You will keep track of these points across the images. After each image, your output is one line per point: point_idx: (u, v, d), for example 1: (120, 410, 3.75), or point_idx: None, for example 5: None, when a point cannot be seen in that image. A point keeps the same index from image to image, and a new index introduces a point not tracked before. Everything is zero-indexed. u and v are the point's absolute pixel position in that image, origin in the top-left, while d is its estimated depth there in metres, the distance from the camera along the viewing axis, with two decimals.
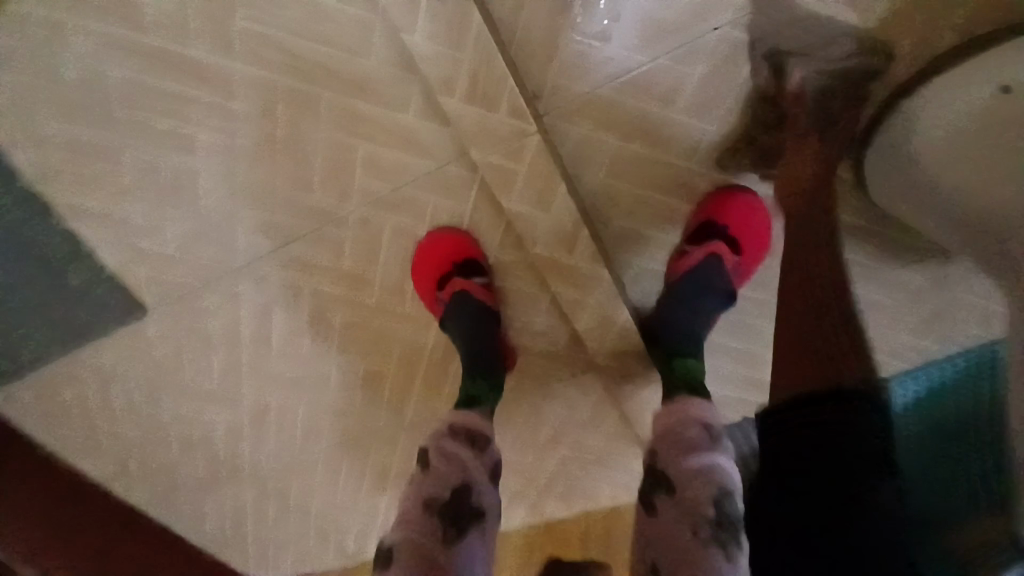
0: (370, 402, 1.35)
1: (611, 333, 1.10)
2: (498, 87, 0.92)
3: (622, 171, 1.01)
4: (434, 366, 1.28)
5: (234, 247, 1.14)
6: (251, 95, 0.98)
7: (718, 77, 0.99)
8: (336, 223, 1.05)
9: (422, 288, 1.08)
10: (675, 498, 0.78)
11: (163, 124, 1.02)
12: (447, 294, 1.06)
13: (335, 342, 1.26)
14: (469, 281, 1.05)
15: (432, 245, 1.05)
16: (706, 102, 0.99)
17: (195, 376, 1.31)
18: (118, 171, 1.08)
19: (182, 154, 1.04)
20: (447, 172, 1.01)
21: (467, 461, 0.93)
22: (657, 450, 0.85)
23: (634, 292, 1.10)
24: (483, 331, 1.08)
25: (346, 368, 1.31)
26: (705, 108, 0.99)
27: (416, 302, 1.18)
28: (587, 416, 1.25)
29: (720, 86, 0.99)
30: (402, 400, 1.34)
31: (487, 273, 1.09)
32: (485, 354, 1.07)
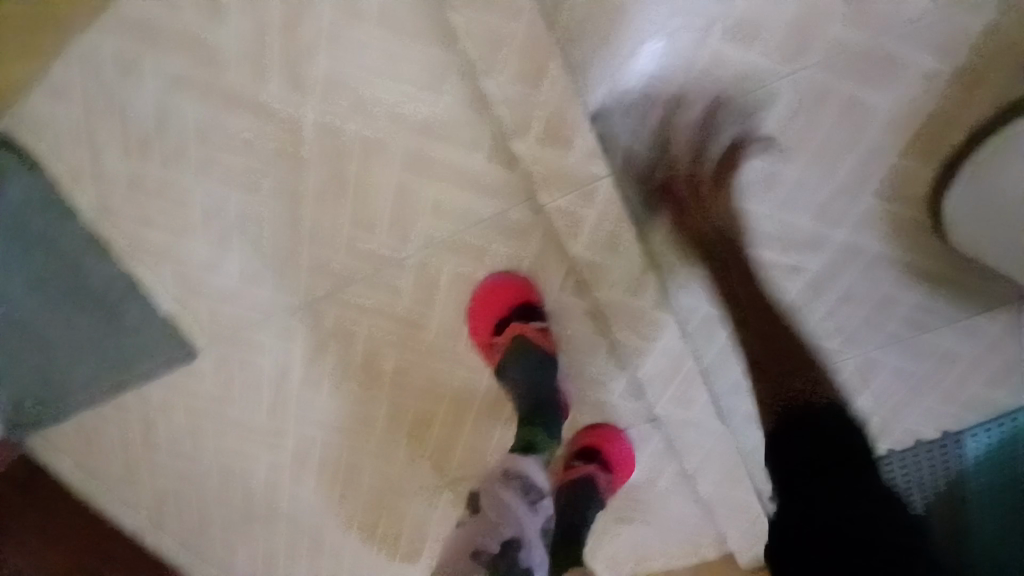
0: (415, 448, 1.31)
1: (671, 380, 1.09)
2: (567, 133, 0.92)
3: (690, 218, 0.99)
4: (483, 414, 1.24)
5: (290, 288, 1.13)
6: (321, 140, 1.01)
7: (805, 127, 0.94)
8: (395, 266, 1.06)
9: (478, 327, 1.07)
10: None
11: (234, 166, 1.04)
12: (504, 338, 1.05)
13: (384, 384, 1.24)
14: (525, 328, 1.04)
15: (490, 289, 1.04)
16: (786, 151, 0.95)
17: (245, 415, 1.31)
18: (184, 209, 1.10)
19: (247, 194, 1.05)
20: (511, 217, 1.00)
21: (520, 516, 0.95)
22: None
23: (695, 336, 1.06)
24: (539, 375, 1.06)
25: (394, 412, 1.27)
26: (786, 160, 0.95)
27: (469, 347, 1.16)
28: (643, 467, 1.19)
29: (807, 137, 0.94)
30: (450, 447, 1.30)
31: (544, 318, 1.07)
32: (542, 396, 1.05)
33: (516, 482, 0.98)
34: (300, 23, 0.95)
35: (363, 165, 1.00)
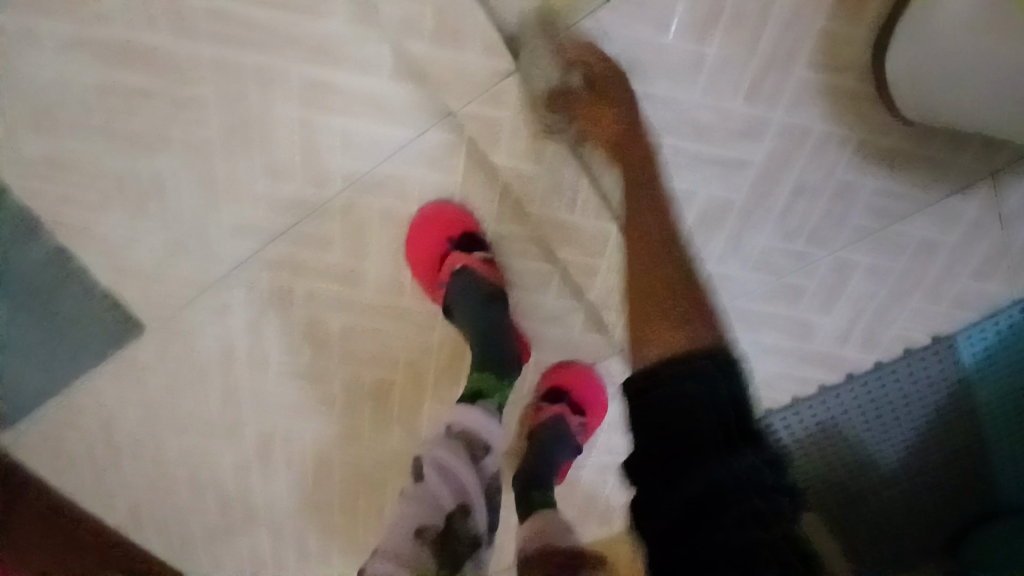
0: (380, 418, 1.18)
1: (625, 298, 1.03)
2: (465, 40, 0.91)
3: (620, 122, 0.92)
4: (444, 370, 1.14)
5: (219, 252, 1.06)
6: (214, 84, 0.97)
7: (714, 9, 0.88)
8: (323, 214, 1.01)
9: (418, 264, 1.03)
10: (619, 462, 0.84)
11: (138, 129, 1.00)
12: (446, 272, 1.00)
13: (334, 351, 1.13)
14: (468, 256, 0.99)
15: (424, 222, 1.00)
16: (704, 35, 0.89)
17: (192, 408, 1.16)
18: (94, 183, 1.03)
19: (153, 158, 1.01)
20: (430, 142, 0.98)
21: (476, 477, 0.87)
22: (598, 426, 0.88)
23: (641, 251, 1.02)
24: (485, 308, 0.99)
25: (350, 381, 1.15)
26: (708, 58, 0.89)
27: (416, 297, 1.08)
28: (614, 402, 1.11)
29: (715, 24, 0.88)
30: (417, 413, 1.18)
31: (488, 249, 1.02)
32: (489, 332, 0.99)
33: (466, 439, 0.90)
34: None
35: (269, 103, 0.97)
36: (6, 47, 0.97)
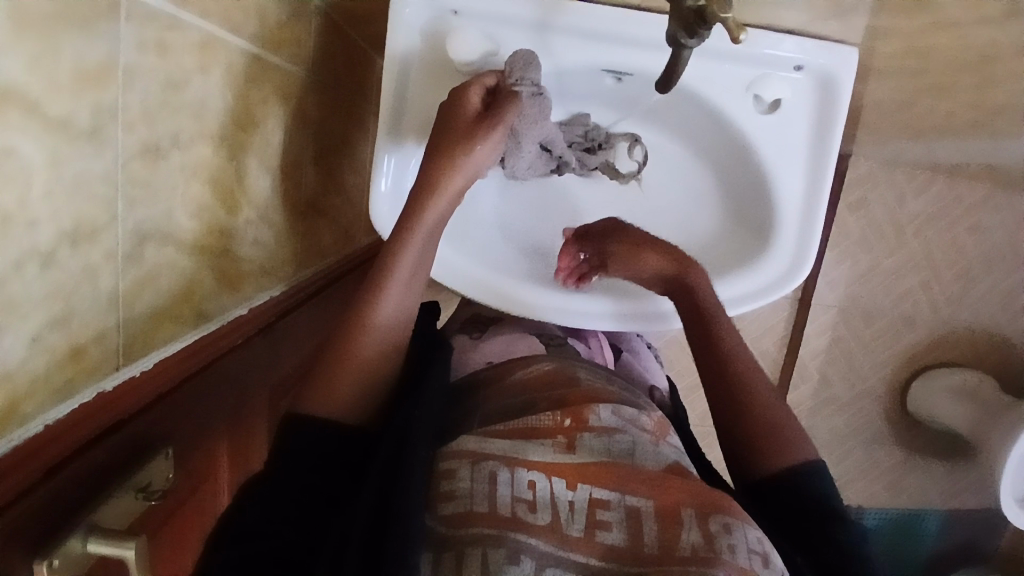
0: (347, 529, 0.44)
1: None
2: (588, 147, 0.70)
3: None
4: (459, 458, 0.46)
5: None
6: (253, 279, 0.66)
7: (941, 51, 0.62)
8: None
9: (438, 406, 0.56)
10: (597, 367, 0.63)
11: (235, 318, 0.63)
12: (481, 389, 0.59)
13: (265, 517, 0.47)
14: (502, 375, 0.59)
15: None
16: (938, 56, 0.63)
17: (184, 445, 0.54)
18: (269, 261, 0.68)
19: None
20: (543, 265, 0.74)
21: (422, 212, 0.59)
22: (525, 339, 0.71)
23: None
24: (545, 332, 0.74)
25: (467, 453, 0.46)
26: (915, 46, 0.61)
27: (466, 396, 0.59)
28: (633, 444, 0.48)
29: (889, 55, 0.66)
30: (349, 541, 0.43)
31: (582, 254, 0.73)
32: (518, 380, 0.57)
33: (507, 104, 0.59)
34: (169, 305, 0.51)
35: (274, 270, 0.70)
36: (216, 243, 0.56)
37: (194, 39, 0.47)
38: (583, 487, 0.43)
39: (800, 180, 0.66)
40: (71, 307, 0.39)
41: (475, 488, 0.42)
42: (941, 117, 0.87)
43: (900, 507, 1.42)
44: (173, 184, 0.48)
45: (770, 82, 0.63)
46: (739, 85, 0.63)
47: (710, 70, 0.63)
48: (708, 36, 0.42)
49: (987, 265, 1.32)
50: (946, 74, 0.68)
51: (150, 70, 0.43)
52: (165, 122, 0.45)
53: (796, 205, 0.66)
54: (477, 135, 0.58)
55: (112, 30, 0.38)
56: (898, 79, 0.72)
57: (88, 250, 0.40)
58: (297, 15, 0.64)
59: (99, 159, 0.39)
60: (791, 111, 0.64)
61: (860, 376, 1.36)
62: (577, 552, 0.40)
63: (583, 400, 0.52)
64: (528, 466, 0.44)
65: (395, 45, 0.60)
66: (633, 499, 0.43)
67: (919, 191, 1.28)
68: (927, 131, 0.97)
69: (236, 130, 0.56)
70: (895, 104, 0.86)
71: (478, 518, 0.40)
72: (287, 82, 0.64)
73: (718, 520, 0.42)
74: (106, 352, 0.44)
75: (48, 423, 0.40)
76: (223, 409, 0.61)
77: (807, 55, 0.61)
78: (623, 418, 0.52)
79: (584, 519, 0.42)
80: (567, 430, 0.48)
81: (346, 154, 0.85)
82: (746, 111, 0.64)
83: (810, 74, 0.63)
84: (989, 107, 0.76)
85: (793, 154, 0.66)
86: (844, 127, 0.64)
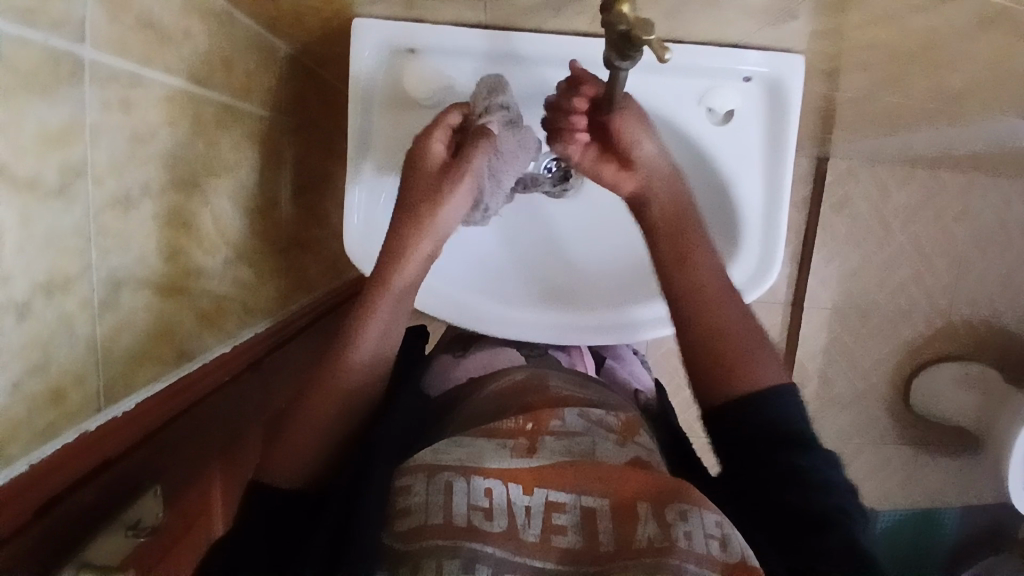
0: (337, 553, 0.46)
1: None
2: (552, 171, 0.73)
3: None
4: (418, 470, 0.46)
5: None
6: (232, 319, 0.67)
7: (885, 50, 0.64)
8: None
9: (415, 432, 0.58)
10: (566, 376, 0.63)
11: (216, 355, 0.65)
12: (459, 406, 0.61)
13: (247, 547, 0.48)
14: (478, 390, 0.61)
15: None
16: (884, 54, 0.65)
17: (175, 485, 0.56)
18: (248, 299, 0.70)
19: None
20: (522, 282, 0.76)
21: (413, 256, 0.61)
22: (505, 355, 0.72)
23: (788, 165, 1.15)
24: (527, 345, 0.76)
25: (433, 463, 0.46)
26: (858, 48, 0.64)
27: (442, 416, 0.60)
28: (596, 443, 0.50)
29: (837, 57, 0.68)
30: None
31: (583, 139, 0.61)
32: (490, 395, 0.59)
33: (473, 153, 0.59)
34: (147, 347, 0.53)
35: (255, 308, 0.72)
36: (194, 285, 0.58)
37: (159, 95, 0.50)
38: (539, 492, 0.44)
39: (757, 186, 0.68)
40: (48, 355, 0.41)
41: (431, 500, 0.43)
42: (908, 112, 0.89)
43: (915, 504, 1.39)
44: (144, 231, 0.50)
45: (719, 93, 0.65)
46: (692, 98, 0.66)
47: (657, 88, 0.66)
48: (639, 58, 0.44)
49: (979, 253, 1.32)
50: (897, 70, 0.70)
51: (116, 124, 0.45)
52: (132, 174, 0.48)
53: (755, 211, 0.68)
54: (443, 192, 0.58)
55: (75, 92, 0.41)
56: (850, 77, 0.74)
57: (63, 298, 0.42)
58: (264, 63, 0.67)
59: (69, 212, 0.42)
60: (744, 119, 0.66)
61: (860, 375, 1.35)
62: (531, 556, 0.41)
63: (546, 406, 0.54)
64: (483, 474, 0.44)
65: (356, 84, 0.64)
66: (590, 499, 0.44)
67: (901, 186, 1.29)
68: (898, 126, 0.99)
69: (206, 178, 0.59)
70: (859, 102, 0.87)
71: (433, 532, 0.41)
72: (257, 130, 0.68)
73: (674, 509, 0.43)
74: (85, 397, 0.46)
75: (31, 465, 0.42)
76: (213, 447, 0.62)
77: (755, 63, 0.63)
78: (589, 421, 0.53)
79: (540, 523, 0.42)
80: (529, 433, 0.50)
81: (324, 191, 0.88)
82: (700, 122, 0.67)
83: (762, 83, 0.65)
84: (945, 96, 0.77)
85: (747, 158, 0.67)
86: (796, 131, 0.66)
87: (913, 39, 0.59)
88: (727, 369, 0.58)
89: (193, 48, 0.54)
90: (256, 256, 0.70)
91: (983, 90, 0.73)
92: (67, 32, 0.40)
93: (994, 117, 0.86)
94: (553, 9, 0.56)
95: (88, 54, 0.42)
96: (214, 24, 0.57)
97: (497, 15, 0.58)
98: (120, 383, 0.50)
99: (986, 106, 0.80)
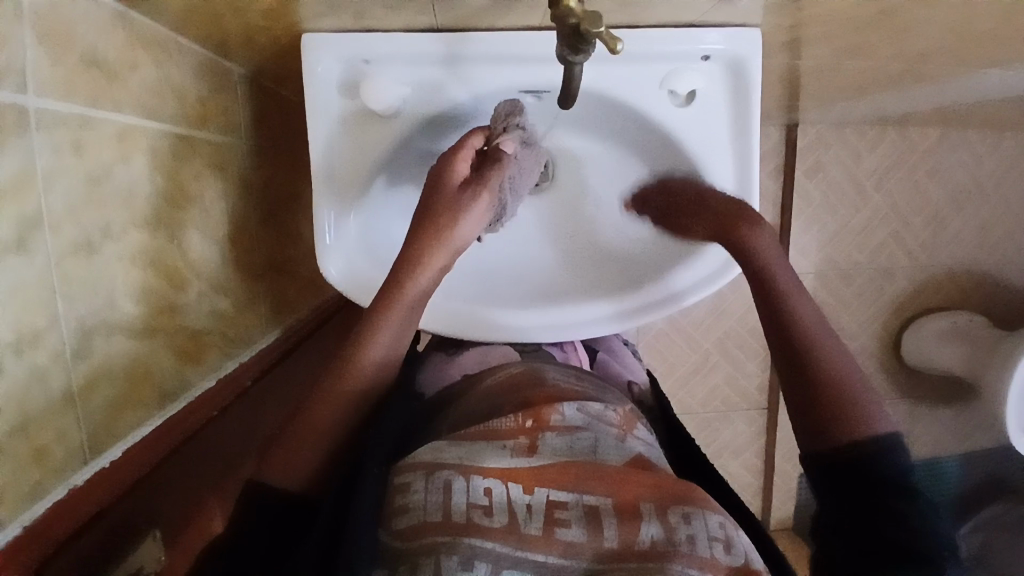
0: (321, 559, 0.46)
1: None
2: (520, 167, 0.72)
3: None
4: (420, 469, 0.46)
5: None
6: (214, 350, 0.66)
7: (840, 19, 0.64)
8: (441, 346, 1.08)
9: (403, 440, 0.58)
10: (561, 367, 0.62)
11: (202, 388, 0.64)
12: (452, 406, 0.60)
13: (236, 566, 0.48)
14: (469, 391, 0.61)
15: None
16: (840, 23, 0.65)
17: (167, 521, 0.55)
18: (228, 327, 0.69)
19: None
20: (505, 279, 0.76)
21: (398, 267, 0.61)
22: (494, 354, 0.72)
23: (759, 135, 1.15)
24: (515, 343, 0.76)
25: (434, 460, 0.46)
26: (815, 18, 0.63)
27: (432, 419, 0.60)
28: (596, 436, 0.50)
29: (794, 28, 0.68)
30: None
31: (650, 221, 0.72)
32: (484, 394, 0.58)
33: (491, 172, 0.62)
34: (127, 391, 0.52)
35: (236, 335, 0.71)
36: (169, 322, 0.57)
37: (111, 135, 0.49)
38: (540, 491, 0.44)
39: (726, 163, 0.68)
40: (25, 415, 0.40)
41: (429, 500, 0.43)
42: (872, 73, 0.89)
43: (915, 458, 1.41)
44: (110, 275, 0.49)
45: (680, 73, 0.64)
46: (654, 81, 0.65)
47: (617, 74, 0.65)
48: (592, 51, 0.43)
49: (954, 206, 1.34)
50: (855, 36, 0.70)
51: (69, 170, 0.44)
52: (92, 219, 0.47)
53: (727, 187, 0.68)
54: (463, 206, 0.60)
55: (22, 143, 0.40)
56: (810, 46, 0.74)
57: (33, 354, 0.41)
58: (218, 88, 0.66)
59: (30, 266, 0.41)
60: (708, 98, 0.66)
61: (850, 336, 1.36)
62: (534, 551, 0.41)
63: (547, 400, 0.53)
64: (483, 473, 0.44)
65: (312, 97, 0.63)
66: (592, 498, 0.44)
67: (872, 147, 1.30)
68: (864, 88, 0.99)
69: (170, 212, 0.57)
70: (822, 69, 0.87)
71: (432, 531, 0.41)
72: (219, 155, 0.66)
73: (677, 511, 0.43)
74: (70, 449, 0.45)
75: (24, 526, 0.41)
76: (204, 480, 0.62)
77: (713, 40, 0.63)
78: (589, 414, 0.52)
79: (542, 518, 0.42)
80: (529, 430, 0.49)
81: (296, 210, 0.87)
82: (664, 105, 0.66)
83: (724, 61, 0.64)
84: (904, 56, 0.78)
85: (715, 136, 0.67)
86: (760, 105, 0.66)
87: (867, 5, 0.59)
88: (836, 410, 0.55)
89: (142, 81, 0.53)
90: (231, 283, 0.69)
91: (941, 48, 0.73)
92: (8, 79, 0.38)
93: (955, 71, 0.87)
94: (504, 8, 0.55)
95: (32, 102, 0.41)
96: (160, 54, 0.56)
97: (449, 17, 0.57)
98: (102, 430, 0.49)
99: (946, 62, 0.81)
